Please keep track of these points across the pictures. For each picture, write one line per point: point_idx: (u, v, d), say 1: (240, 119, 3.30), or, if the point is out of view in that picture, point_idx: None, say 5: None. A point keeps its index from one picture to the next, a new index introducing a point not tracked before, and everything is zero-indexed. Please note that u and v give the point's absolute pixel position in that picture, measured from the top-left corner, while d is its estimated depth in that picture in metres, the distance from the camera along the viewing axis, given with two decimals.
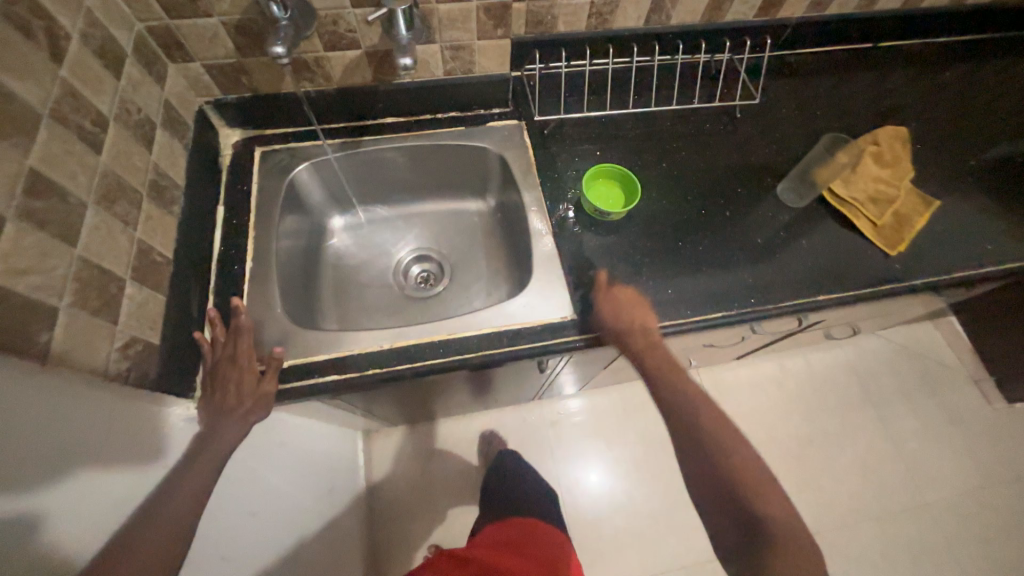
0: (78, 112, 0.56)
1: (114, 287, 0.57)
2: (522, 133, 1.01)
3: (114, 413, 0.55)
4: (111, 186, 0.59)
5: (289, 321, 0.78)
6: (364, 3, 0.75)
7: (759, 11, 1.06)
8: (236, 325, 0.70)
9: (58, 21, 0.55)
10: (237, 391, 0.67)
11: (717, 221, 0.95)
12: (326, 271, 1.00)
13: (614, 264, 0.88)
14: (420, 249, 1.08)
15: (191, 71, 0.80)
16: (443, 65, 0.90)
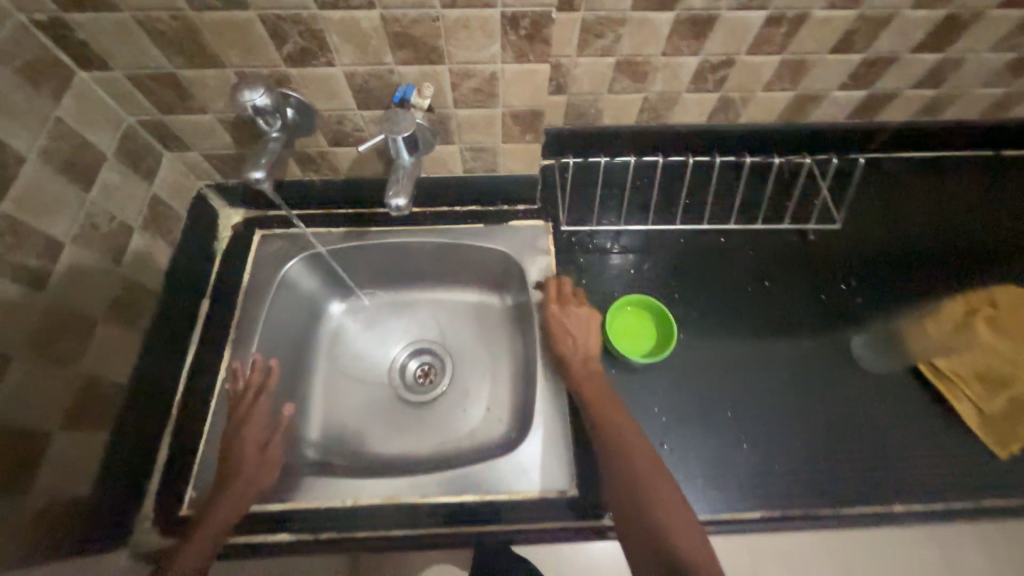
0: (19, 248, 0.49)
1: (35, 446, 0.51)
2: (546, 236, 0.86)
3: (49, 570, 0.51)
4: (51, 323, 0.52)
5: None
6: (373, 106, 0.65)
7: (852, 112, 0.88)
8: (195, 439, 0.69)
9: (8, 146, 0.49)
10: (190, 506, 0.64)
11: (772, 381, 0.77)
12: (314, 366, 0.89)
13: (633, 424, 0.73)
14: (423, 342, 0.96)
15: (189, 159, 0.73)
16: (464, 163, 0.79)
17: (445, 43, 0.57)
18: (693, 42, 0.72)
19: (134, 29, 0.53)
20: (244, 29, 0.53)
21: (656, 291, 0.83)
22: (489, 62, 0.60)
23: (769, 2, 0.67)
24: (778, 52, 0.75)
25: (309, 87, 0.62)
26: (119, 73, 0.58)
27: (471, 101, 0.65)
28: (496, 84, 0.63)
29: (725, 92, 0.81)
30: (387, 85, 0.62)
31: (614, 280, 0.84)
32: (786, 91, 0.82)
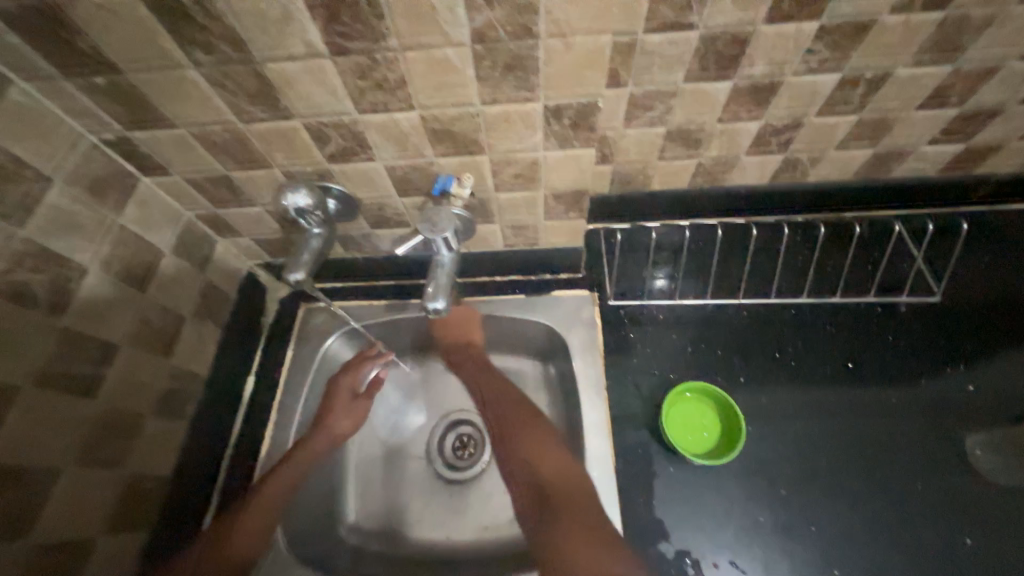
0: (75, 360, 0.51)
1: (77, 556, 0.51)
2: (593, 307, 0.81)
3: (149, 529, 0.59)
4: (100, 430, 0.53)
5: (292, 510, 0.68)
6: (413, 193, 0.63)
7: (948, 167, 0.77)
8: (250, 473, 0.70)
9: (72, 262, 0.51)
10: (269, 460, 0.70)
11: (869, 490, 0.65)
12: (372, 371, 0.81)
13: (697, 538, 0.63)
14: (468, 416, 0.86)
15: (240, 243, 0.75)
16: (505, 239, 0.76)
17: (485, 135, 0.54)
18: (754, 108, 0.66)
19: (190, 141, 0.54)
20: (288, 136, 0.54)
21: (718, 372, 0.74)
22: (530, 150, 0.56)
23: (843, 65, 0.60)
24: (855, 112, 0.67)
25: (350, 179, 0.61)
26: (177, 177, 0.60)
27: (512, 185, 0.62)
28: (538, 169, 0.60)
29: (791, 153, 0.74)
30: (426, 175, 0.60)
31: (669, 361, 0.76)
32: (865, 148, 0.73)
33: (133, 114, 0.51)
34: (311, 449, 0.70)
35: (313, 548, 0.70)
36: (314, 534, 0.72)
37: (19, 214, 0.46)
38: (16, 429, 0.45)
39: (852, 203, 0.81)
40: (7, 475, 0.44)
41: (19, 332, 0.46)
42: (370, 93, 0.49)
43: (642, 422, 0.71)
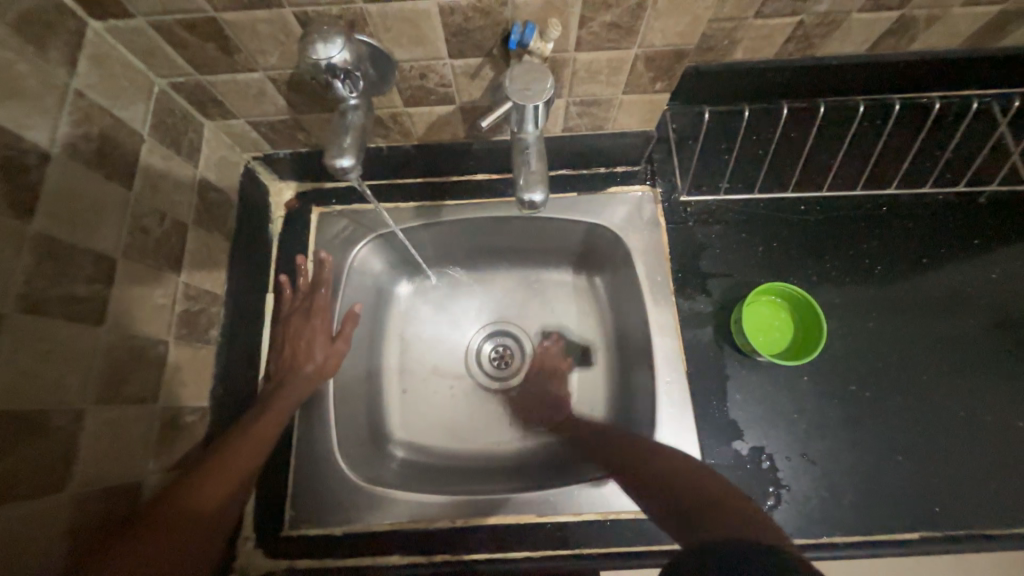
0: (66, 277, 0.39)
1: (131, 499, 0.45)
2: (655, 206, 0.72)
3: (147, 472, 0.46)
4: (120, 361, 0.43)
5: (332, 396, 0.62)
6: (470, 53, 0.49)
7: None
8: (266, 400, 0.58)
9: (28, 141, 0.37)
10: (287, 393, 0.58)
11: (932, 381, 0.66)
12: (352, 288, 0.68)
13: (771, 435, 0.63)
14: (497, 322, 0.82)
15: (233, 128, 0.58)
16: (567, 121, 0.63)
17: None
18: None
19: None
20: None
21: (790, 271, 0.70)
22: None
23: None
24: None
25: (388, 29, 0.46)
26: (142, 21, 0.43)
27: (599, 41, 0.49)
28: (641, 15, 0.46)
29: (910, 9, 0.60)
30: (494, 24, 0.46)
31: (739, 263, 0.70)
32: (993, 4, 0.61)
33: None
34: (307, 373, 0.61)
35: (367, 467, 0.66)
36: (368, 455, 0.68)
37: None
38: (12, 368, 0.35)
39: (964, 76, 0.69)
40: (19, 421, 0.35)
41: None
42: None
43: (710, 325, 0.68)
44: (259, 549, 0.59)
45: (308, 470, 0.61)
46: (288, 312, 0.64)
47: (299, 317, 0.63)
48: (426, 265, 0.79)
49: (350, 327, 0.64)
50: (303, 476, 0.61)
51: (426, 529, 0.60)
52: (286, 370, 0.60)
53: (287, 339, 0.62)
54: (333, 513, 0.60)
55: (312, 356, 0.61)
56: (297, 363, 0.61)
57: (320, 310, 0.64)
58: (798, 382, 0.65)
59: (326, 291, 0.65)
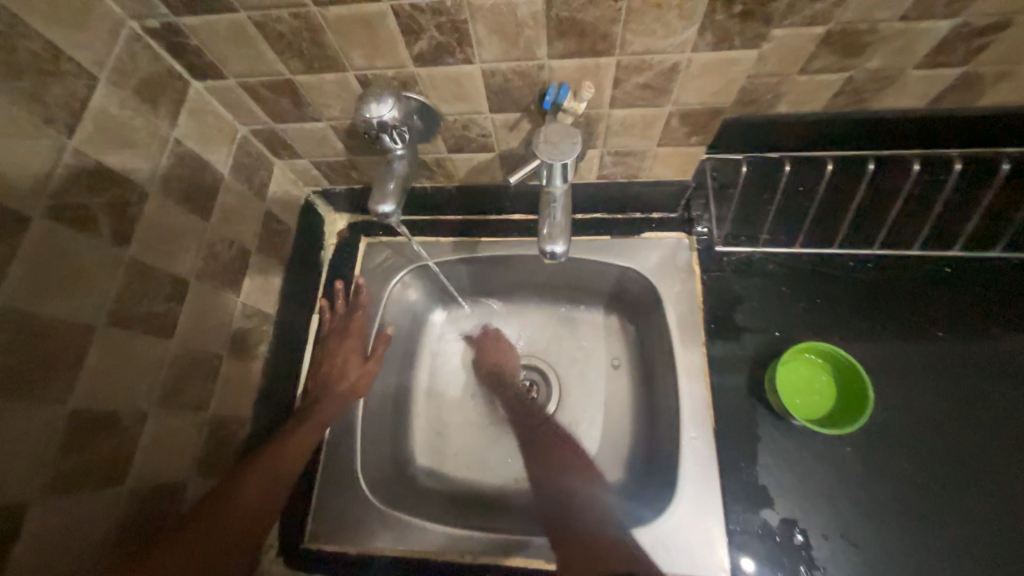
0: (148, 296, 0.45)
1: (175, 496, 0.49)
2: (689, 253, 0.71)
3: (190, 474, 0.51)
4: (182, 371, 0.49)
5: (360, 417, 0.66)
6: (510, 108, 0.52)
7: None
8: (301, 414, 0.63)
9: (132, 181, 0.43)
10: (321, 409, 0.63)
11: (1000, 467, 0.59)
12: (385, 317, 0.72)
13: (806, 508, 0.58)
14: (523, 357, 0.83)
15: (298, 166, 0.66)
16: (601, 169, 0.65)
17: (622, 28, 0.42)
18: None
19: (251, 31, 0.44)
20: (373, 24, 0.43)
21: (836, 329, 0.66)
22: (676, 50, 0.44)
23: None
24: None
25: (436, 88, 0.50)
26: (232, 81, 0.50)
27: (633, 99, 0.51)
28: (675, 77, 0.48)
29: (974, 66, 0.58)
30: (531, 84, 0.49)
31: (777, 316, 0.67)
32: None
33: None
34: (338, 392, 0.65)
35: (387, 488, 0.68)
36: (389, 477, 0.70)
37: (66, 119, 0.38)
38: (98, 374, 0.40)
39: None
40: (98, 423, 0.40)
41: (84, 266, 0.39)
42: None
43: (743, 380, 0.65)
44: (283, 557, 0.62)
45: (332, 486, 0.64)
46: (328, 332, 0.69)
47: (338, 338, 0.68)
48: (459, 296, 0.82)
49: (382, 348, 0.68)
50: (327, 491, 0.64)
51: (437, 560, 0.61)
52: (323, 387, 0.65)
53: (325, 358, 0.67)
54: (350, 530, 0.62)
55: (347, 376, 0.66)
56: (333, 381, 0.65)
57: (357, 333, 0.69)
58: (840, 451, 0.60)
59: (365, 315, 0.70)
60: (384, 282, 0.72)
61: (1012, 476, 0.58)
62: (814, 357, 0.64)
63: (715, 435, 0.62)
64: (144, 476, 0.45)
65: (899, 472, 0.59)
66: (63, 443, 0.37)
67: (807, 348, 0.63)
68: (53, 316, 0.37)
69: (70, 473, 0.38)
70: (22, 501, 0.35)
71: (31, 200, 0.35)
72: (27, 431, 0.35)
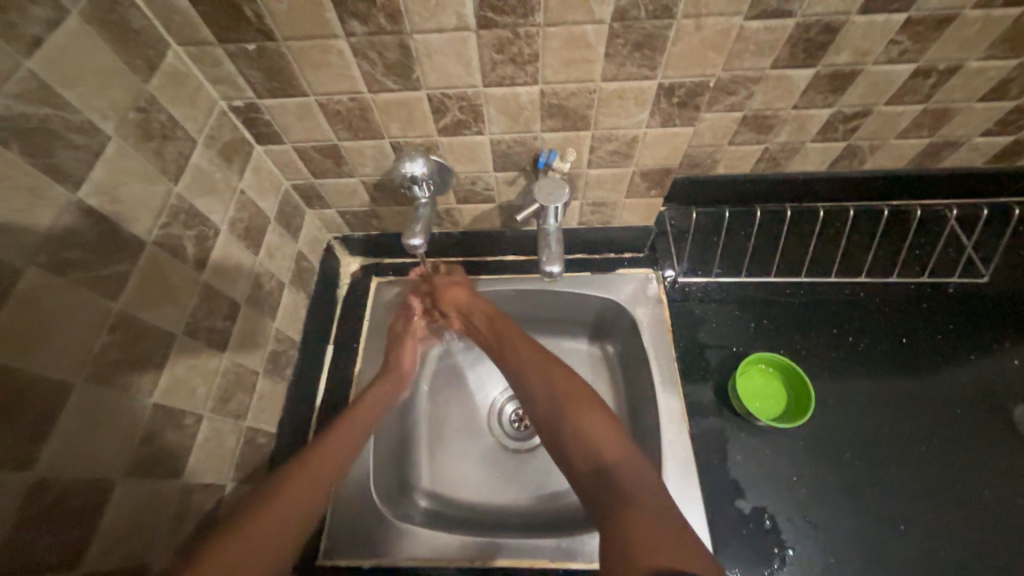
0: (212, 314, 0.53)
1: (214, 500, 0.54)
2: (657, 285, 0.85)
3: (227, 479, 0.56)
4: (230, 382, 0.56)
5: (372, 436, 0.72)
6: (510, 168, 0.67)
7: (993, 159, 0.82)
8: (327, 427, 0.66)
9: (210, 220, 0.53)
10: None
11: (924, 454, 0.70)
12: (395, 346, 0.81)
13: (771, 497, 0.67)
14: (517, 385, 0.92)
15: (326, 215, 0.77)
16: (581, 217, 0.80)
17: (595, 111, 0.58)
18: (830, 95, 0.70)
19: (313, 110, 0.57)
20: (410, 106, 0.57)
21: (781, 345, 0.79)
22: (634, 127, 0.60)
23: (920, 56, 0.64)
24: (920, 101, 0.71)
25: (453, 152, 0.64)
26: (288, 145, 0.63)
27: (605, 162, 0.66)
28: (635, 146, 0.63)
29: (853, 141, 0.78)
30: (528, 150, 0.64)
31: (733, 335, 0.80)
32: (921, 138, 0.78)
33: (270, 81, 0.54)
34: None
35: (396, 507, 0.73)
36: (397, 497, 0.75)
37: (174, 171, 0.49)
38: (171, 376, 0.48)
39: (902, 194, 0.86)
40: (167, 419, 0.47)
41: (174, 283, 0.48)
42: (502, 66, 0.52)
43: (709, 390, 0.76)
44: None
45: (347, 502, 0.69)
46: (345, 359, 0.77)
47: None
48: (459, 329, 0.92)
49: (394, 372, 0.76)
50: (342, 506, 0.68)
51: (447, 569, 0.65)
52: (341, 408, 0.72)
53: None
54: (364, 544, 0.66)
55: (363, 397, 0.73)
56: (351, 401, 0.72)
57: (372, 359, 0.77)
58: (794, 447, 0.71)
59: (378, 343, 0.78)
60: (395, 315, 0.82)
61: (933, 461, 0.70)
62: (765, 366, 0.76)
63: (690, 438, 0.72)
64: (194, 474, 0.51)
65: (844, 462, 0.70)
66: (142, 432, 0.44)
67: (758, 359, 0.76)
68: (149, 322, 0.45)
69: (143, 459, 0.45)
70: (109, 476, 0.41)
71: (146, 230, 0.45)
72: (116, 418, 0.42)
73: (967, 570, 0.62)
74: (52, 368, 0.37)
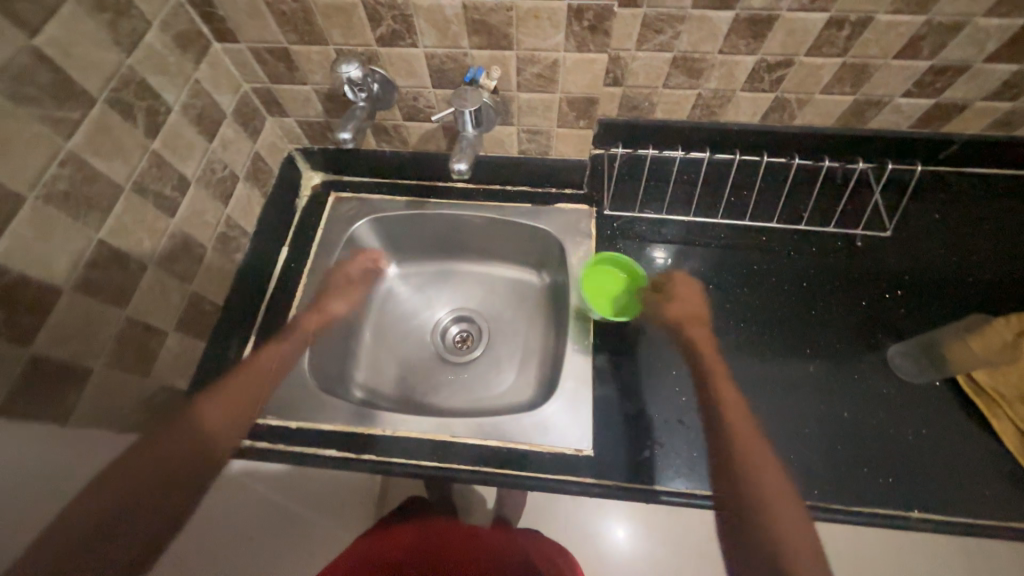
0: (161, 181, 0.62)
1: (155, 341, 0.63)
2: (589, 220, 0.92)
3: (172, 328, 0.65)
4: (177, 246, 0.65)
5: (314, 323, 0.83)
6: (445, 85, 0.73)
7: (918, 122, 0.85)
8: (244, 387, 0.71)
9: (162, 97, 0.61)
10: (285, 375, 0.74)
11: (798, 380, 0.78)
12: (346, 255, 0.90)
13: (653, 401, 0.76)
14: (460, 307, 1.00)
15: (285, 124, 0.84)
16: (520, 144, 0.86)
17: (515, 31, 0.64)
18: (751, 41, 0.74)
19: (261, 8, 0.64)
20: (347, 12, 0.63)
21: (691, 280, 0.87)
22: (553, 50, 0.66)
23: (830, 5, 0.68)
24: (839, 54, 0.75)
25: (393, 65, 0.71)
26: (243, 45, 0.69)
27: (533, 86, 0.72)
28: (557, 71, 0.69)
29: (781, 93, 0.82)
30: (460, 67, 0.70)
31: (650, 267, 0.88)
32: (846, 95, 0.81)
33: None
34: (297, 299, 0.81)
35: (331, 387, 0.83)
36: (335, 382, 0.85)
37: (127, 45, 0.56)
38: (120, 220, 0.56)
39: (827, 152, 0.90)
40: (111, 257, 0.55)
41: (123, 142, 0.56)
42: None
43: (618, 312, 0.84)
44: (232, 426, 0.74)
45: (282, 373, 0.78)
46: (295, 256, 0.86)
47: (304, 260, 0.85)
48: (410, 252, 1.00)
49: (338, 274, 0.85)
50: (279, 377, 0.78)
51: (360, 434, 0.74)
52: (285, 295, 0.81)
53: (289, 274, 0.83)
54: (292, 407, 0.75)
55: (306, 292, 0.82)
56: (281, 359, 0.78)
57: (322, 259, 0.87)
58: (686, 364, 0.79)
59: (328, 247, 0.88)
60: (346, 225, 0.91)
61: (808, 386, 0.77)
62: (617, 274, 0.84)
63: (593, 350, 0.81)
64: (137, 310, 0.59)
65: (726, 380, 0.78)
66: (87, 260, 0.52)
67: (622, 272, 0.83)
68: (99, 168, 0.53)
69: (90, 282, 0.53)
70: (60, 283, 0.50)
71: (98, 89, 0.53)
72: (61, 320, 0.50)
73: (813, 473, 0.71)
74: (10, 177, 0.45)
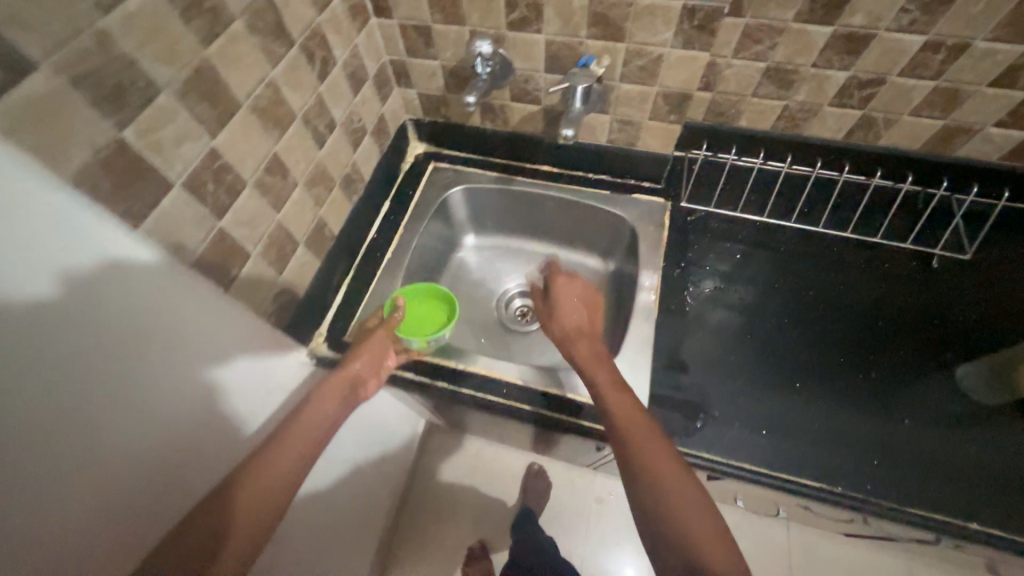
0: (319, 118, 0.74)
1: (290, 248, 0.74)
2: (663, 213, 0.99)
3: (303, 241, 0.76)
4: (318, 175, 0.77)
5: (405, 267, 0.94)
6: (556, 70, 0.83)
7: (1008, 154, 0.85)
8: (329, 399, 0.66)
9: (332, 52, 0.74)
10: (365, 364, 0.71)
11: (857, 382, 0.79)
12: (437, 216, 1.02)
13: (710, 377, 0.80)
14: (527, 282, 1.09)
15: (408, 95, 0.97)
16: (610, 133, 0.95)
17: (629, 25, 0.74)
18: (845, 57, 0.78)
19: None
20: None
21: (757, 276, 0.91)
22: (660, 44, 0.76)
23: (929, 28, 0.72)
24: (933, 78, 0.78)
25: (516, 48, 0.82)
26: (395, 21, 0.83)
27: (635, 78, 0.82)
28: (660, 64, 0.79)
29: (869, 111, 0.85)
30: (574, 54, 0.80)
31: (719, 259, 0.93)
32: (935, 120, 0.84)
33: None
34: None
35: None
36: None
37: (319, 5, 0.69)
38: (289, 140, 0.68)
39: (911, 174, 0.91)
40: (278, 167, 0.67)
41: (304, 79, 0.69)
42: None
43: (684, 295, 0.89)
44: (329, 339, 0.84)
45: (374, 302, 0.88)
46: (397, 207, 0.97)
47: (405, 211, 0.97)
48: (490, 225, 1.10)
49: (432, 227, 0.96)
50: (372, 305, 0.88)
51: (436, 363, 0.82)
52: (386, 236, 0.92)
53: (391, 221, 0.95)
54: None
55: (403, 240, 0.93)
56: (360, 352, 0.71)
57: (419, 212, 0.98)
58: (744, 349, 0.83)
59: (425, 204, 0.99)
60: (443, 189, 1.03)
61: (868, 389, 0.79)
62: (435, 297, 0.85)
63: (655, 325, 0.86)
64: (284, 217, 0.71)
65: (782, 370, 0.81)
66: (264, 165, 0.64)
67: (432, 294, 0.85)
68: (285, 95, 0.66)
69: (263, 183, 0.65)
70: (246, 177, 0.62)
71: (298, 35, 0.66)
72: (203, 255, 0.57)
73: (868, 468, 0.71)
74: (235, 87, 0.57)
